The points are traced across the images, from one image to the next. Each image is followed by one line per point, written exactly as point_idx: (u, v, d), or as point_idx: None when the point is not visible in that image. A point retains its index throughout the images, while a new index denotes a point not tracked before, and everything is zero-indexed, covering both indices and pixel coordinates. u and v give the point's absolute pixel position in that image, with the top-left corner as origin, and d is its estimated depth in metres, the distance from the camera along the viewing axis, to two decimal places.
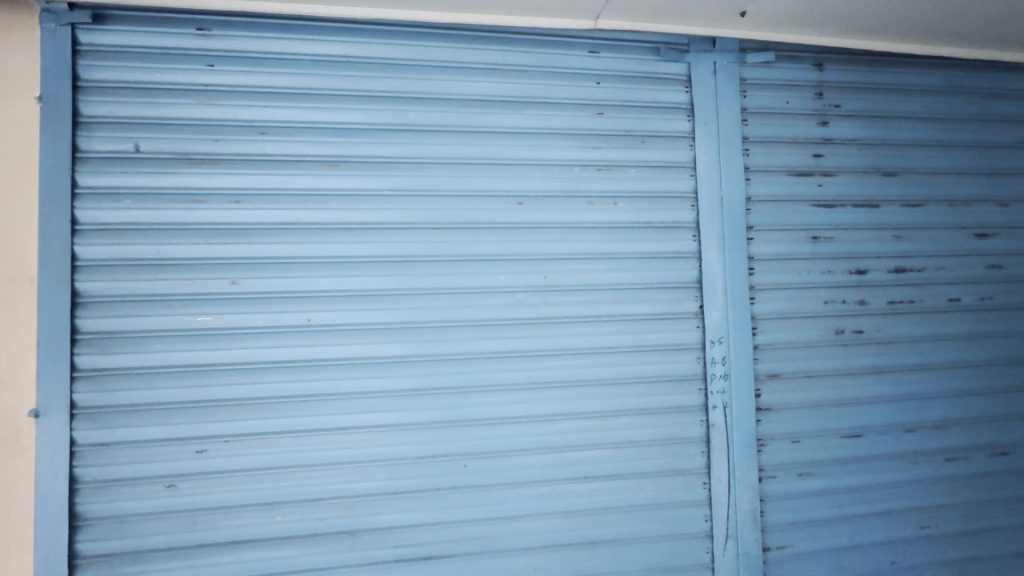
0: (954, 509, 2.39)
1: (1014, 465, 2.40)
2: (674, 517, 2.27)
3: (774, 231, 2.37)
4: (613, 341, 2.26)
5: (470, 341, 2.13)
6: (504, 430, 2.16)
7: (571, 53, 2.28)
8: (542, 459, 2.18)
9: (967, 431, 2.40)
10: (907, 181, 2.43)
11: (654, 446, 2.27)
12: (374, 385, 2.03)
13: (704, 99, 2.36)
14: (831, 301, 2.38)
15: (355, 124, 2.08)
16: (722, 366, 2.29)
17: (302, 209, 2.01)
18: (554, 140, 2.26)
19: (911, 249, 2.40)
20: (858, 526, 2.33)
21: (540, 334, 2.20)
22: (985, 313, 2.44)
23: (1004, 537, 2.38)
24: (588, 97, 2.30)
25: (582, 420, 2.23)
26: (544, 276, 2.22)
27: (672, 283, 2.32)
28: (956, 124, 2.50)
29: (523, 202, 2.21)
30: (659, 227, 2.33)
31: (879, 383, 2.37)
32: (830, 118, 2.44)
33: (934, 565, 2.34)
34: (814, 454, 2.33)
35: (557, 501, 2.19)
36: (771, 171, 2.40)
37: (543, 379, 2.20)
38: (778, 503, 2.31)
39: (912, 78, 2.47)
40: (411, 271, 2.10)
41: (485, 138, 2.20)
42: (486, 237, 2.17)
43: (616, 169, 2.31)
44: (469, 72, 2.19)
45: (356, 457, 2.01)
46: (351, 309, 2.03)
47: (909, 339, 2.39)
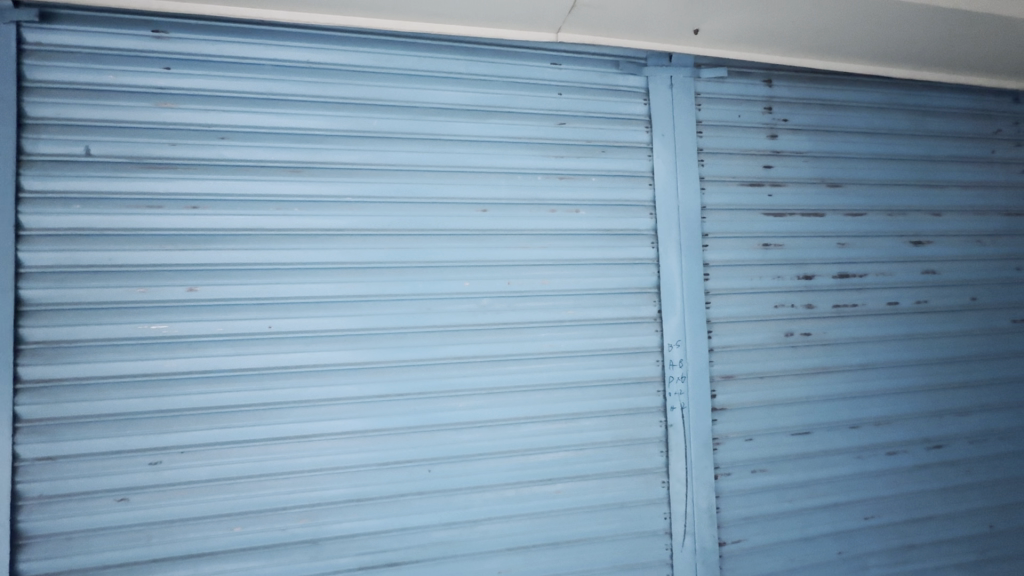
0: (897, 500, 2.49)
1: (948, 456, 2.57)
2: (636, 516, 2.19)
3: (727, 239, 2.36)
4: (579, 345, 2.18)
5: (432, 347, 2.06)
6: (470, 435, 2.08)
7: (531, 64, 2.20)
8: (504, 463, 2.10)
9: (907, 427, 2.52)
10: (849, 192, 2.53)
11: (619, 449, 2.20)
12: (338, 393, 1.98)
13: (661, 109, 2.31)
14: (781, 304, 2.40)
15: (320, 130, 2.00)
16: (681, 368, 2.24)
17: (262, 214, 1.95)
18: (518, 148, 2.18)
19: (854, 255, 2.51)
20: (810, 521, 2.37)
21: (504, 339, 2.12)
22: (922, 315, 2.59)
23: (940, 524, 2.53)
24: (548, 101, 2.22)
25: (550, 423, 2.15)
26: (508, 281, 2.14)
27: (632, 289, 2.26)
28: (895, 137, 2.62)
29: (487, 209, 2.14)
30: (617, 236, 2.26)
31: (828, 383, 2.44)
32: (780, 132, 2.46)
33: (878, 554, 2.44)
34: (769, 451, 2.34)
35: (526, 505, 2.11)
36: (726, 180, 2.38)
37: (505, 384, 2.11)
38: (742, 506, 2.30)
39: (853, 94, 2.56)
40: (380, 276, 2.03)
41: (449, 146, 2.12)
42: (447, 242, 2.10)
43: (579, 177, 2.23)
44: (430, 80, 2.10)
45: (319, 465, 1.96)
46: (314, 316, 1.98)
47: (854, 340, 2.49)
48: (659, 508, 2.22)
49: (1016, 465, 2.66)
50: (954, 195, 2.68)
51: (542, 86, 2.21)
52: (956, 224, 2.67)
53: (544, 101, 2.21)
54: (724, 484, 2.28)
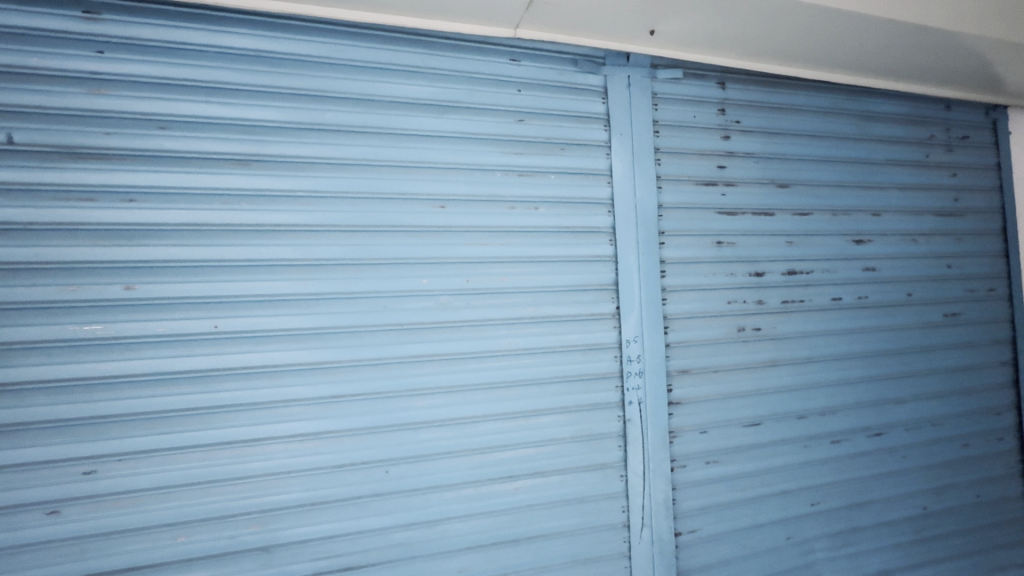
0: (841, 486, 2.62)
1: (886, 443, 2.72)
2: (595, 510, 2.22)
3: (682, 237, 2.42)
4: (538, 342, 2.19)
5: (389, 346, 2.02)
6: (429, 434, 2.05)
7: (490, 60, 2.18)
8: (463, 462, 2.09)
9: (850, 416, 2.66)
10: (797, 192, 2.63)
11: (578, 445, 2.22)
12: (291, 394, 1.92)
13: (619, 109, 2.34)
14: (734, 301, 2.48)
15: (269, 122, 1.93)
16: (638, 364, 2.28)
17: (207, 208, 1.86)
18: (476, 144, 2.16)
19: (802, 253, 2.62)
20: (761, 510, 2.46)
21: (463, 337, 2.11)
22: (864, 310, 2.73)
23: (879, 508, 2.67)
24: (507, 97, 2.20)
25: (510, 420, 2.15)
26: (467, 279, 2.12)
27: (591, 286, 2.27)
28: (839, 141, 2.74)
29: (445, 206, 2.11)
30: (576, 233, 2.27)
31: (777, 376, 2.54)
32: (733, 133, 2.53)
33: (823, 538, 2.56)
34: (722, 443, 2.41)
35: (485, 503, 2.10)
36: (682, 180, 2.44)
37: (465, 382, 2.10)
38: (697, 496, 2.36)
39: (800, 98, 2.66)
40: (334, 274, 1.98)
41: (406, 141, 2.08)
42: (404, 239, 2.06)
43: (538, 174, 2.24)
44: (386, 73, 2.06)
45: (271, 469, 1.89)
46: (264, 315, 1.90)
47: (802, 335, 2.60)
48: (618, 501, 2.25)
49: (947, 450, 2.85)
50: (893, 196, 2.84)
51: (501, 82, 2.20)
52: (894, 223, 2.82)
53: (503, 97, 2.20)
54: (680, 476, 2.33)
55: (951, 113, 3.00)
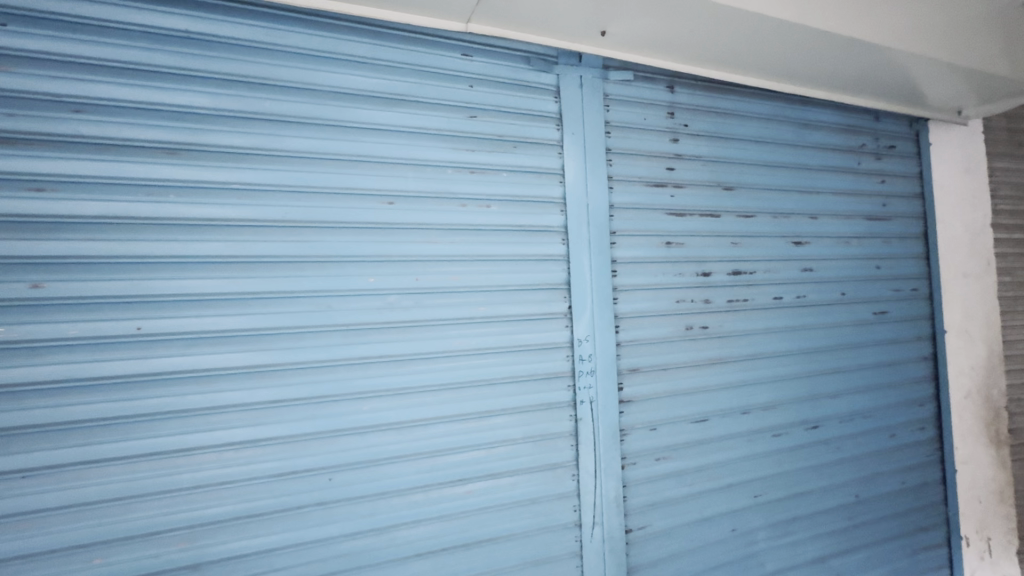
0: (781, 477, 2.73)
1: (822, 435, 2.86)
2: (547, 511, 2.20)
3: (633, 237, 2.45)
4: (489, 342, 2.15)
5: (334, 347, 1.94)
6: (375, 439, 1.98)
7: (441, 53, 2.13)
8: (411, 466, 2.02)
9: (789, 410, 2.77)
10: (741, 195, 2.73)
11: (530, 445, 2.20)
12: (224, 400, 1.80)
13: (572, 109, 2.35)
14: (682, 300, 2.54)
15: (201, 109, 1.80)
16: (590, 362, 2.29)
17: (128, 200, 1.71)
18: (426, 140, 2.10)
19: (745, 253, 2.71)
20: (707, 503, 2.53)
21: (412, 338, 2.04)
22: (802, 309, 2.86)
23: (816, 497, 2.80)
24: (458, 92, 2.16)
25: (460, 422, 2.10)
26: (416, 277, 2.06)
27: (543, 284, 2.26)
28: (779, 146, 2.86)
29: (393, 202, 2.04)
30: (528, 231, 2.26)
31: (723, 373, 2.61)
32: (681, 136, 2.60)
33: (765, 528, 2.66)
34: (670, 439, 2.46)
35: (435, 508, 2.04)
36: (632, 181, 2.47)
37: (413, 384, 2.03)
38: (647, 493, 2.39)
39: (745, 104, 2.76)
40: (273, 271, 1.87)
41: (352, 134, 1.99)
42: (350, 236, 1.98)
43: (490, 172, 2.20)
44: (330, 63, 1.97)
45: (202, 481, 1.76)
46: (193, 316, 1.77)
47: (745, 333, 2.69)
48: (570, 501, 2.25)
49: (876, 440, 3.02)
50: (828, 201, 2.99)
51: (452, 76, 2.15)
52: (830, 226, 2.97)
53: (454, 92, 2.15)
54: (631, 473, 2.36)
55: (880, 124, 3.21)
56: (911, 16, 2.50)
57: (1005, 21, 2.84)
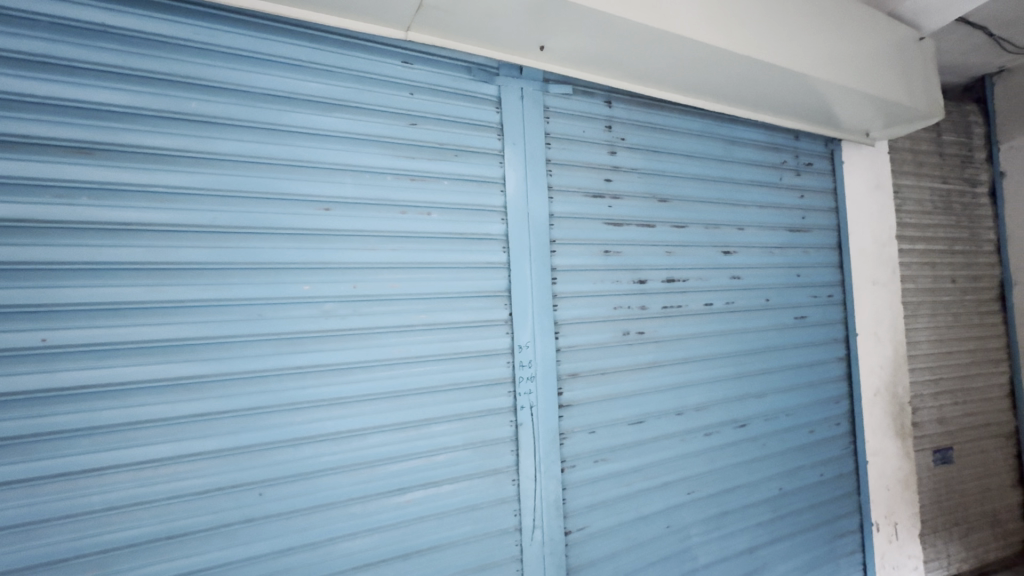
0: (712, 474, 2.87)
1: (750, 433, 3.04)
2: (488, 516, 2.22)
3: (572, 245, 2.52)
4: (429, 350, 2.15)
5: (266, 357, 1.88)
6: (309, 450, 1.93)
7: (380, 60, 2.12)
8: (348, 478, 1.98)
9: (720, 410, 2.93)
10: (674, 206, 2.87)
11: (471, 451, 2.21)
12: (144, 414, 1.70)
13: (513, 119, 2.40)
14: (619, 306, 2.63)
15: (119, 107, 1.70)
16: (530, 368, 2.33)
17: (33, 202, 1.59)
18: (365, 146, 2.08)
19: (679, 261, 2.85)
20: (644, 502, 2.62)
21: (349, 346, 2.01)
22: (731, 314, 3.04)
23: (744, 491, 2.97)
24: (398, 99, 2.15)
25: (400, 431, 2.08)
26: (354, 285, 2.03)
27: (484, 292, 2.29)
28: (709, 160, 3.04)
29: (330, 208, 2.01)
30: (470, 239, 2.28)
31: (658, 375, 2.73)
32: (618, 149, 2.71)
33: (697, 523, 2.79)
34: (609, 441, 2.54)
35: (374, 519, 2.01)
36: (571, 191, 2.55)
37: (351, 394, 2.00)
38: (586, 494, 2.46)
39: (677, 120, 2.92)
40: (198, 279, 1.79)
41: (287, 138, 1.95)
42: (284, 242, 1.93)
43: (431, 179, 2.21)
44: (264, 64, 1.92)
45: (117, 503, 1.65)
46: (107, 326, 1.66)
47: (679, 337, 2.82)
48: (511, 506, 2.27)
49: (798, 436, 3.25)
50: (754, 213, 3.20)
51: (392, 84, 2.15)
52: (756, 236, 3.18)
53: (395, 99, 2.15)
54: (571, 476, 2.42)
55: (799, 142, 3.48)
56: (823, 46, 2.73)
57: (902, 55, 3.17)
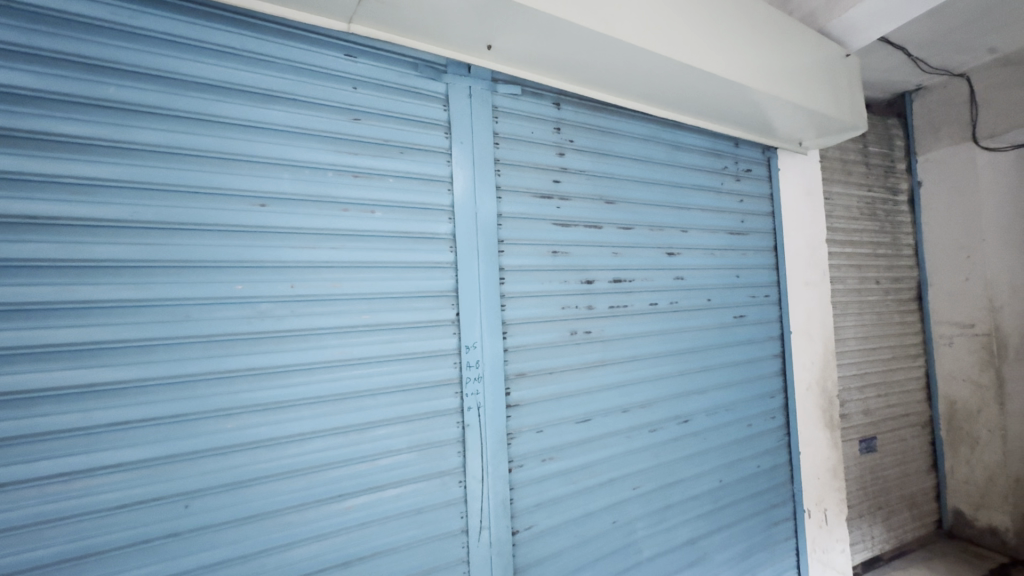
0: (657, 468, 2.96)
1: (692, 428, 3.15)
2: (433, 519, 2.19)
3: (519, 246, 2.53)
4: (373, 351, 2.10)
5: (194, 360, 1.77)
6: (242, 458, 1.83)
7: (322, 51, 2.05)
8: (285, 486, 1.90)
9: (663, 406, 3.02)
10: (621, 208, 2.93)
11: (416, 454, 2.17)
12: (52, 424, 1.56)
13: (461, 118, 2.37)
14: (567, 306, 2.67)
15: (25, 89, 1.57)
16: (477, 369, 2.32)
17: None
18: (305, 141, 2.01)
19: (625, 262, 2.92)
20: (590, 498, 2.67)
21: (286, 348, 1.93)
22: (675, 313, 3.14)
23: (686, 485, 3.08)
24: (340, 93, 2.09)
25: (341, 435, 2.02)
26: (292, 284, 1.95)
27: (430, 292, 2.25)
28: (654, 164, 3.13)
29: (266, 204, 1.92)
30: (415, 238, 2.24)
31: (604, 374, 2.78)
32: (566, 151, 2.74)
33: (642, 517, 2.86)
34: (555, 439, 2.57)
35: (313, 527, 1.94)
36: (519, 191, 2.56)
37: (288, 398, 1.92)
38: (533, 494, 2.47)
39: (623, 124, 2.99)
40: (117, 277, 1.67)
41: (218, 130, 1.85)
42: (215, 239, 1.83)
43: (375, 177, 2.15)
44: (193, 50, 1.81)
45: (19, 522, 1.51)
46: (9, 328, 1.53)
47: (625, 336, 2.89)
48: (457, 508, 2.25)
49: (736, 430, 3.40)
50: (697, 216, 3.31)
51: (333, 76, 2.08)
52: (698, 239, 3.30)
53: (337, 93, 2.08)
54: (518, 475, 2.42)
55: (738, 149, 3.65)
56: (760, 59, 2.86)
57: (831, 70, 3.37)
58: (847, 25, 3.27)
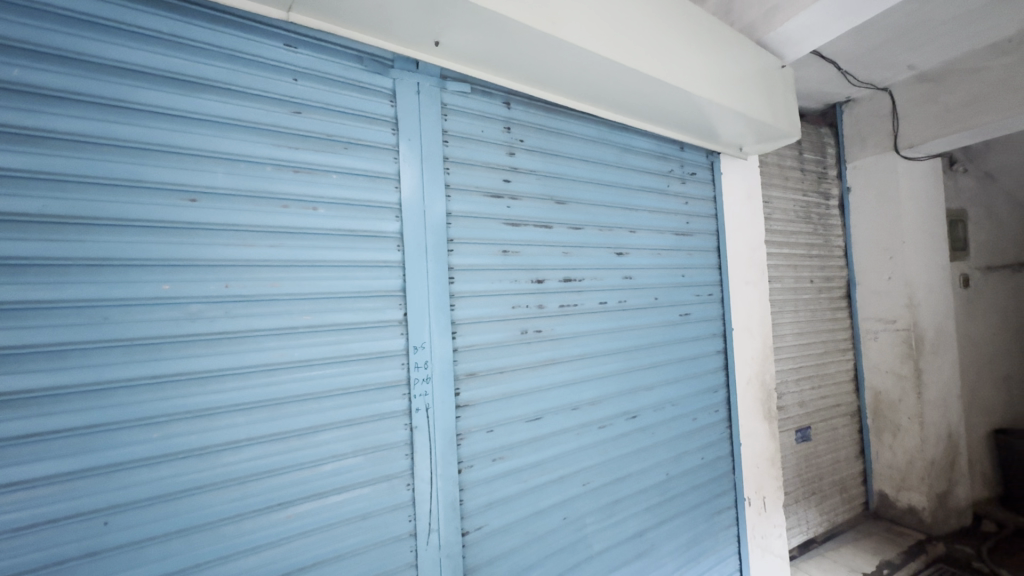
0: (606, 464, 3.02)
1: (640, 423, 3.24)
2: (380, 525, 2.13)
3: (469, 245, 2.52)
4: (315, 353, 2.02)
5: (116, 366, 1.65)
6: (171, 469, 1.72)
7: (259, 40, 1.95)
8: (219, 496, 1.81)
9: (612, 403, 3.09)
10: (571, 208, 2.97)
11: (362, 458, 2.11)
12: None
13: (408, 115, 2.33)
14: (518, 305, 2.67)
15: None
16: (426, 370, 2.28)
17: None
18: (241, 133, 1.91)
19: (575, 262, 2.96)
20: (541, 496, 2.69)
21: (220, 351, 1.83)
22: (623, 311, 3.21)
23: (635, 479, 3.16)
24: (280, 85, 2.00)
25: (281, 442, 1.94)
26: (227, 284, 1.85)
27: (376, 292, 2.19)
28: (603, 165, 3.19)
29: (196, 199, 1.82)
30: (361, 237, 2.18)
31: (555, 372, 2.81)
32: (517, 151, 2.74)
33: (591, 512, 2.91)
34: (506, 438, 2.57)
35: (250, 539, 1.86)
36: (469, 190, 2.54)
37: (222, 404, 1.82)
38: (484, 494, 2.46)
39: (573, 125, 3.03)
40: (24, 277, 1.54)
41: (143, 119, 1.73)
42: (138, 236, 1.71)
43: (317, 173, 2.08)
44: (114, 33, 1.69)
45: None
46: None
47: (575, 335, 2.93)
48: (405, 511, 2.20)
49: (682, 424, 3.52)
50: (645, 217, 3.41)
51: (271, 66, 1.98)
52: (646, 239, 3.39)
53: (276, 84, 1.99)
54: (468, 476, 2.41)
55: (683, 153, 3.78)
56: (702, 66, 2.98)
57: (768, 80, 3.54)
58: (783, 38, 3.45)
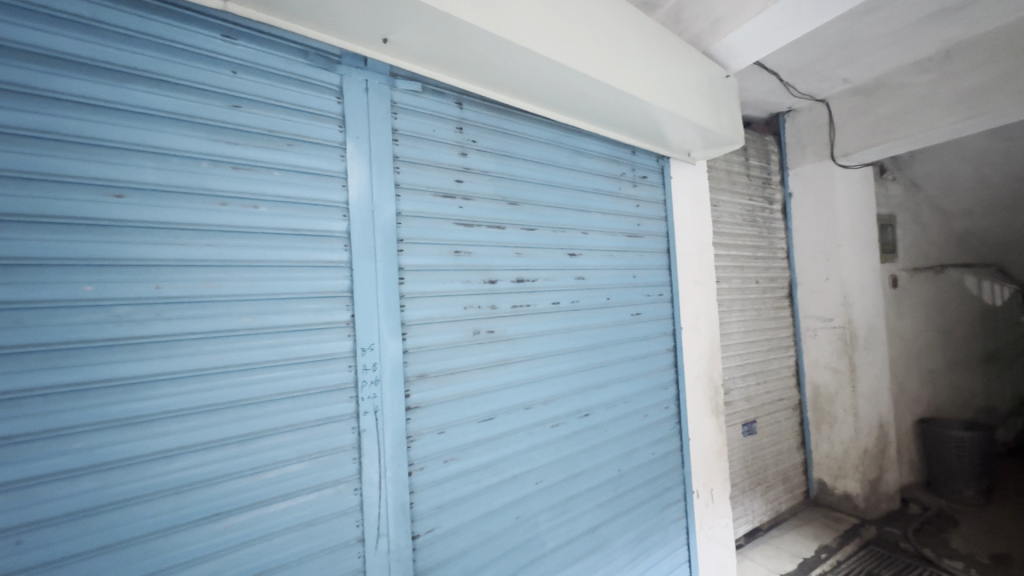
0: (558, 462, 3.06)
1: (592, 421, 3.30)
2: (326, 531, 2.08)
3: (420, 245, 2.49)
4: (256, 357, 1.95)
5: (31, 373, 1.54)
6: (94, 481, 1.62)
7: (194, 29, 1.86)
8: (150, 509, 1.72)
9: (564, 402, 3.13)
10: (523, 209, 2.99)
11: (306, 464, 2.05)
12: None
13: (356, 112, 2.28)
14: (470, 305, 2.67)
15: None
16: (374, 372, 2.24)
17: None
18: (175, 127, 1.82)
19: (528, 262, 2.98)
20: (493, 496, 2.69)
21: (151, 355, 1.74)
22: (576, 311, 3.26)
23: (587, 475, 3.22)
24: (217, 77, 1.92)
25: (218, 449, 1.85)
26: (158, 285, 1.76)
27: (322, 293, 2.14)
28: (556, 167, 3.23)
29: (124, 195, 1.72)
30: (306, 236, 2.12)
31: (507, 372, 2.82)
32: (469, 151, 2.74)
33: (544, 510, 2.94)
34: (458, 439, 2.56)
35: (184, 552, 1.77)
36: (420, 190, 2.51)
37: (152, 411, 1.73)
38: (435, 496, 2.44)
39: (525, 126, 3.05)
40: None
41: (63, 109, 1.62)
42: (57, 234, 1.60)
43: (258, 170, 2.01)
44: (30, 16, 1.59)
45: None
46: None
47: (527, 335, 2.95)
48: (352, 517, 2.16)
49: (633, 420, 3.61)
50: (597, 218, 3.48)
51: (208, 58, 1.90)
52: (598, 240, 3.46)
53: (213, 76, 1.90)
54: (418, 478, 2.38)
55: (635, 157, 3.88)
56: (650, 72, 3.06)
57: (713, 88, 3.69)
58: (728, 48, 3.59)
